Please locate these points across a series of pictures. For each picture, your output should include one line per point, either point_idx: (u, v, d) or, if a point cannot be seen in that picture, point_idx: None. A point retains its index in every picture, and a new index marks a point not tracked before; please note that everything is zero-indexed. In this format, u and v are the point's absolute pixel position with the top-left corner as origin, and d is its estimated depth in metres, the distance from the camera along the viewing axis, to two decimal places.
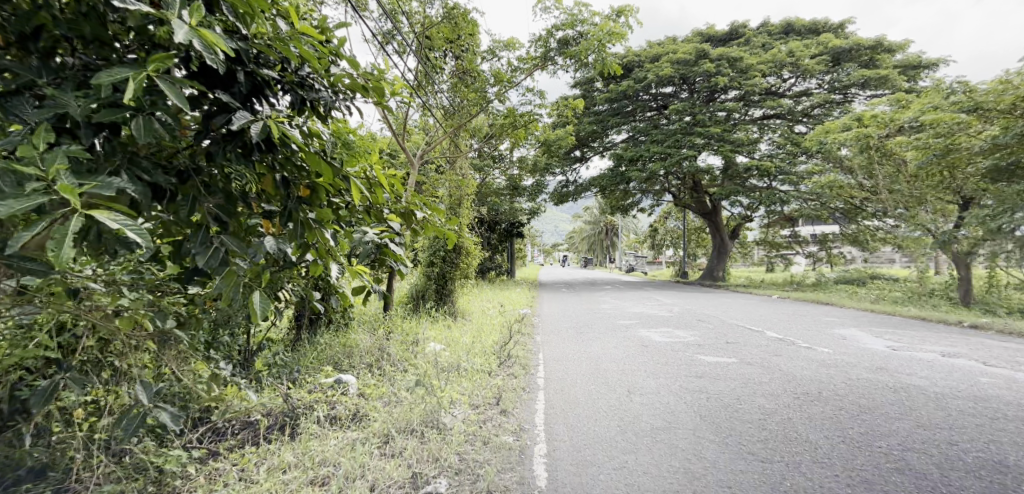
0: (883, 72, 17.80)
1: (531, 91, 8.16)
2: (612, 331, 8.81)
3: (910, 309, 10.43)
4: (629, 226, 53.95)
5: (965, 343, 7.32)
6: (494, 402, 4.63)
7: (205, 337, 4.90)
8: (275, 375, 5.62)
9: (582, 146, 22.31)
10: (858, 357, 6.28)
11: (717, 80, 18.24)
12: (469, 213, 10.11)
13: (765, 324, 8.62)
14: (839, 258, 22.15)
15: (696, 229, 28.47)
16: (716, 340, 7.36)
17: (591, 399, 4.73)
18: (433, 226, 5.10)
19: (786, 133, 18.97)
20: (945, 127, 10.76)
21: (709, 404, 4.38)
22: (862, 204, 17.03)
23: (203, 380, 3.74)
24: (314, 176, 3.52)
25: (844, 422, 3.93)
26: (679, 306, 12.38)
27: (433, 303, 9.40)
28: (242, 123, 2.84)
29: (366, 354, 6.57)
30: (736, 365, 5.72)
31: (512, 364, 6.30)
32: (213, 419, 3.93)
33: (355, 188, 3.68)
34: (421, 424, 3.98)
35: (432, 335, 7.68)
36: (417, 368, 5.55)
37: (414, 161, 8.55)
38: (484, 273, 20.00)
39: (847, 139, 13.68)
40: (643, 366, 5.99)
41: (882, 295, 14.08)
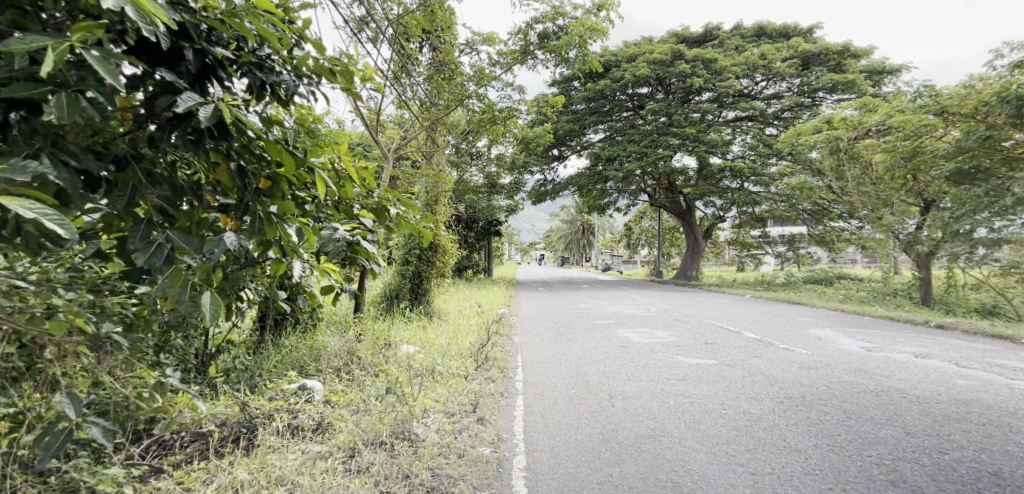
0: (850, 76, 17.97)
1: (511, 86, 7.91)
2: (590, 332, 8.64)
3: (880, 309, 10.49)
4: (603, 225, 54.07)
5: (935, 344, 7.20)
6: (471, 409, 4.40)
7: (154, 341, 4.64)
8: (234, 382, 5.36)
9: (559, 144, 22.17)
10: (836, 359, 6.02)
11: (693, 80, 18.25)
12: (447, 211, 9.84)
13: (742, 324, 8.53)
14: (807, 258, 22.41)
15: (670, 228, 28.60)
16: (695, 341, 7.24)
17: (572, 404, 4.53)
18: (406, 223, 4.88)
19: (758, 135, 19.04)
20: (911, 130, 10.57)
21: (694, 409, 4.21)
22: (831, 206, 17.21)
23: (146, 391, 3.54)
24: (274, 166, 3.30)
25: (834, 428, 3.78)
26: (656, 306, 12.28)
27: (407, 303, 9.10)
28: (189, 106, 2.61)
29: (334, 357, 6.30)
30: (718, 367, 5.58)
31: (489, 367, 6.07)
32: (156, 432, 3.65)
33: (320, 181, 3.46)
34: (390, 436, 3.73)
35: (406, 337, 7.42)
36: (389, 373, 5.29)
37: (388, 156, 8.27)
38: (460, 271, 19.76)
39: (817, 142, 13.61)
40: (623, 368, 5.82)
41: (849, 294, 14.21)
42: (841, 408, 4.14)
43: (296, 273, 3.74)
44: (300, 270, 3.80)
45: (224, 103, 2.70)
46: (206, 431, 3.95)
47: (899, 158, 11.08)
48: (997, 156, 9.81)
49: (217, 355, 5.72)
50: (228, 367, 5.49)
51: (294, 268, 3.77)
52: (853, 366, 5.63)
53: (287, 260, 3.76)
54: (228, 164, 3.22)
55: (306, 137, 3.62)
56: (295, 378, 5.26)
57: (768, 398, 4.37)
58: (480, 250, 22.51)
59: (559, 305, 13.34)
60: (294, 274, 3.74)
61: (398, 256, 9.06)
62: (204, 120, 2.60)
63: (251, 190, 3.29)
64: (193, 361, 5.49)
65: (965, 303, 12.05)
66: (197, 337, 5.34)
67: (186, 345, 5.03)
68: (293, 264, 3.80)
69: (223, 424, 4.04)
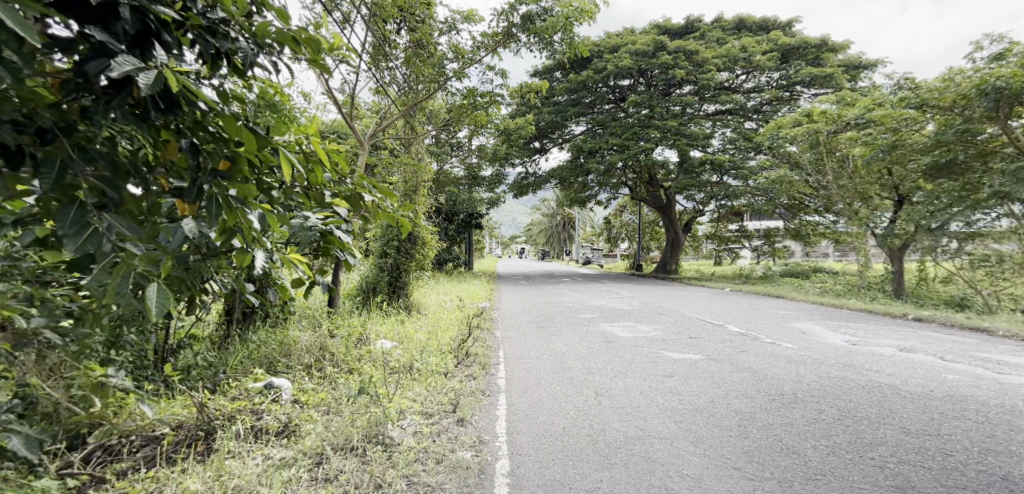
0: (828, 70, 17.93)
1: (493, 70, 7.63)
2: (573, 326, 8.45)
3: (860, 302, 10.43)
4: (584, 219, 54.03)
5: (916, 337, 6.63)
6: (451, 409, 4.13)
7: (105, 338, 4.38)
8: (196, 380, 5.11)
9: (542, 137, 21.93)
10: (825, 352, 5.49)
11: (675, 73, 18.07)
12: (426, 201, 9.50)
13: (726, 317, 8.33)
14: (783, 251, 22.48)
15: (650, 222, 28.58)
16: (679, 335, 7.04)
17: (557, 403, 4.29)
18: (383, 211, 4.64)
19: (737, 128, 18.90)
20: (891, 123, 10.42)
21: (685, 406, 4.01)
22: (809, 200, 17.21)
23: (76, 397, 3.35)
24: (233, 145, 3.09)
25: (831, 427, 3.59)
26: (638, 299, 12.14)
27: (385, 297, 8.75)
28: (126, 70, 2.43)
29: (306, 352, 6.00)
30: (706, 361, 5.38)
31: (470, 364, 5.80)
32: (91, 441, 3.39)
33: (285, 162, 3.21)
34: (362, 440, 3.46)
35: (383, 332, 7.14)
36: (363, 371, 5.01)
37: (365, 143, 7.94)
38: (440, 264, 19.48)
39: (797, 135, 13.29)
40: (607, 364, 5.58)
41: (826, 287, 14.18)
42: (837, 405, 3.96)
43: (257, 264, 3.54)
44: (261, 260, 3.63)
45: (168, 70, 2.52)
46: (158, 434, 3.75)
47: (878, 150, 10.69)
48: (972, 149, 9.72)
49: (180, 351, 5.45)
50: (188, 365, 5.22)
51: (256, 257, 3.58)
52: (843, 353, 5.46)
53: (249, 250, 3.56)
54: (178, 141, 2.99)
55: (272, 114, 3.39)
56: (263, 375, 5.02)
57: (759, 394, 4.18)
58: (461, 244, 22.21)
59: (541, 298, 13.12)
60: (255, 264, 3.55)
61: (375, 248, 8.73)
62: (145, 88, 2.43)
63: (207, 172, 3.07)
64: (153, 358, 5.23)
65: (937, 297, 11.81)
66: (155, 332, 5.07)
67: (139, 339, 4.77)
68: (256, 253, 3.62)
69: (179, 425, 3.88)
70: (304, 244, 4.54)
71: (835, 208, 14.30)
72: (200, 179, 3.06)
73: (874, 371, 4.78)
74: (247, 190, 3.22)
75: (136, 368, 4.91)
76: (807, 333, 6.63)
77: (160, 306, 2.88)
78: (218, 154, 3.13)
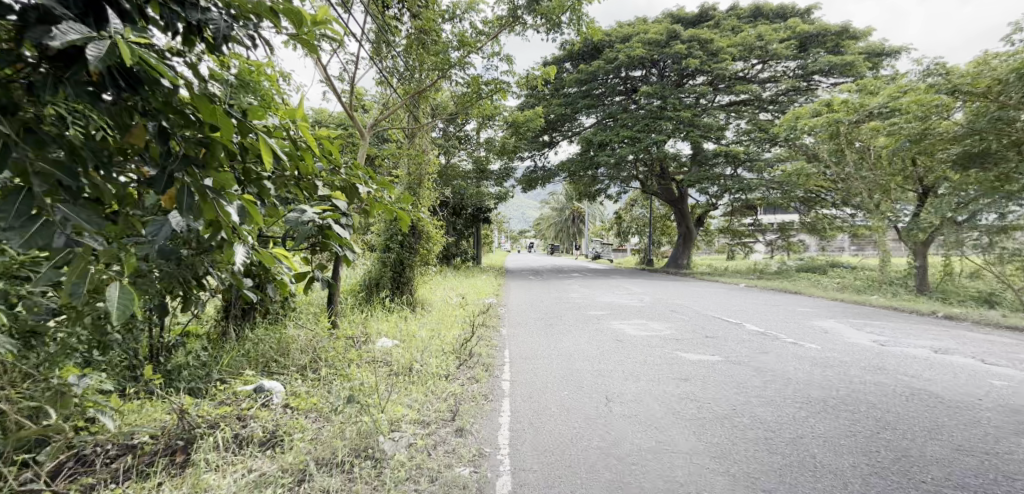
0: (849, 58, 17.36)
1: (498, 56, 7.31)
2: (582, 323, 8.13)
3: (882, 298, 10.02)
4: (594, 213, 53.60)
5: (949, 336, 6.25)
6: (450, 417, 3.84)
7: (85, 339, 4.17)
8: (187, 381, 4.92)
9: (551, 130, 21.58)
10: (853, 353, 5.15)
11: (688, 62, 17.64)
12: (431, 195, 9.19)
13: (743, 315, 7.97)
14: (798, 246, 21.99)
15: (662, 216, 28.13)
16: (694, 334, 6.71)
17: (564, 409, 3.99)
18: (379, 203, 4.35)
19: (752, 119, 18.43)
20: (920, 110, 9.98)
21: (705, 414, 3.69)
22: (827, 193, 16.75)
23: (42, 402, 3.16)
24: (208, 130, 2.85)
25: (871, 442, 3.26)
26: (649, 296, 11.81)
27: (388, 293, 8.46)
28: (72, 39, 2.17)
29: (302, 352, 5.74)
30: (724, 363, 5.04)
31: (474, 365, 5.50)
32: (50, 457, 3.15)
33: (266, 149, 2.94)
34: (349, 454, 3.20)
35: (385, 330, 6.86)
36: (358, 373, 4.73)
37: (366, 133, 7.63)
38: (448, 259, 19.23)
39: (816, 126, 12.81)
40: (618, 366, 5.26)
41: (844, 281, 13.75)
42: (874, 415, 3.62)
43: (236, 262, 3.28)
44: (242, 257, 3.38)
45: (123, 40, 2.24)
46: (135, 442, 3.52)
47: (905, 140, 10.25)
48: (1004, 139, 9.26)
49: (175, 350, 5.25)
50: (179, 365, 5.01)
51: (236, 255, 3.31)
52: (873, 355, 5.10)
53: (230, 247, 3.30)
54: (144, 124, 2.76)
55: (255, 96, 3.13)
56: (255, 376, 4.80)
57: (785, 402, 3.85)
58: (469, 238, 21.92)
59: (550, 294, 12.79)
60: (235, 263, 3.29)
61: (378, 242, 8.42)
62: (94, 60, 2.15)
63: (180, 159, 2.82)
64: (146, 356, 5.05)
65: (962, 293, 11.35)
66: (146, 329, 4.88)
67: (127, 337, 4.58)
68: (236, 250, 3.36)
69: (160, 434, 3.67)
70: (300, 239, 4.31)
71: (855, 201, 13.84)
72: (169, 167, 2.82)
73: (909, 376, 4.43)
74: (225, 179, 2.97)
75: (126, 367, 4.73)
76: (831, 332, 6.26)
77: (122, 310, 2.68)
78: (192, 139, 2.88)
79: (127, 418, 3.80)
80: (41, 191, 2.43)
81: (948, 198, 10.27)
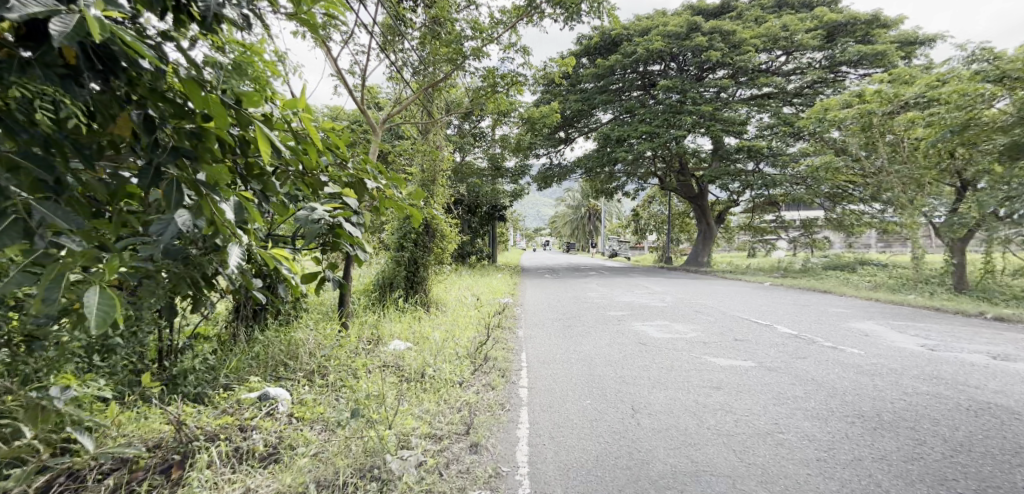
0: (880, 47, 16.74)
1: (513, 47, 7.01)
2: (602, 325, 7.83)
3: (920, 298, 9.56)
4: (611, 210, 53.08)
5: (1003, 340, 5.83)
6: (464, 431, 3.60)
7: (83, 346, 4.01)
8: (193, 385, 4.75)
9: (566, 126, 21.25)
10: (900, 359, 4.79)
11: (709, 55, 17.20)
12: (446, 192, 8.91)
13: (772, 316, 7.61)
14: (824, 243, 21.39)
15: (681, 213, 27.66)
16: (722, 337, 6.37)
17: (587, 422, 3.74)
18: (388, 200, 4.09)
19: (776, 113, 17.92)
20: (965, 99, 9.45)
21: (744, 429, 3.41)
22: (855, 188, 16.20)
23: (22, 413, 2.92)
24: (200, 118, 2.63)
25: (943, 468, 2.93)
26: (671, 295, 11.45)
27: (402, 292, 8.23)
28: (35, 12, 2.06)
29: (312, 355, 5.52)
30: (759, 369, 4.72)
31: (490, 370, 5.23)
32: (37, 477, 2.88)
33: (262, 137, 2.73)
34: (353, 475, 3.01)
35: (399, 332, 6.61)
36: (369, 380, 4.50)
37: (379, 127, 7.39)
38: (463, 257, 18.99)
39: (846, 118, 12.33)
40: (642, 372, 4.97)
41: (876, 280, 13.24)
42: (942, 435, 3.28)
43: (231, 266, 2.93)
44: (240, 257, 3.06)
45: (93, 14, 2.14)
46: (129, 457, 3.33)
47: (946, 132, 9.76)
48: None
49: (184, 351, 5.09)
50: (188, 368, 4.83)
51: (231, 257, 2.98)
52: (924, 361, 4.73)
53: (228, 248, 2.99)
54: (128, 114, 2.52)
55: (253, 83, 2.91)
56: (262, 382, 4.62)
57: (834, 416, 3.53)
58: (485, 236, 21.72)
59: (567, 293, 12.50)
60: (231, 265, 2.94)
61: (391, 241, 8.16)
62: (58, 35, 2.07)
63: (169, 151, 2.58)
64: (156, 357, 4.91)
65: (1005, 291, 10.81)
66: (153, 331, 4.73)
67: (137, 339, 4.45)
68: (232, 249, 3.04)
69: (155, 447, 3.50)
70: (310, 238, 4.13)
71: (885, 196, 13.33)
72: (157, 159, 2.57)
73: (972, 387, 4.06)
74: (219, 173, 2.74)
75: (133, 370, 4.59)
76: (872, 335, 5.88)
77: (100, 316, 2.43)
78: (183, 129, 2.66)
79: (126, 427, 3.62)
80: (15, 186, 2.30)
81: (988, 192, 9.81)
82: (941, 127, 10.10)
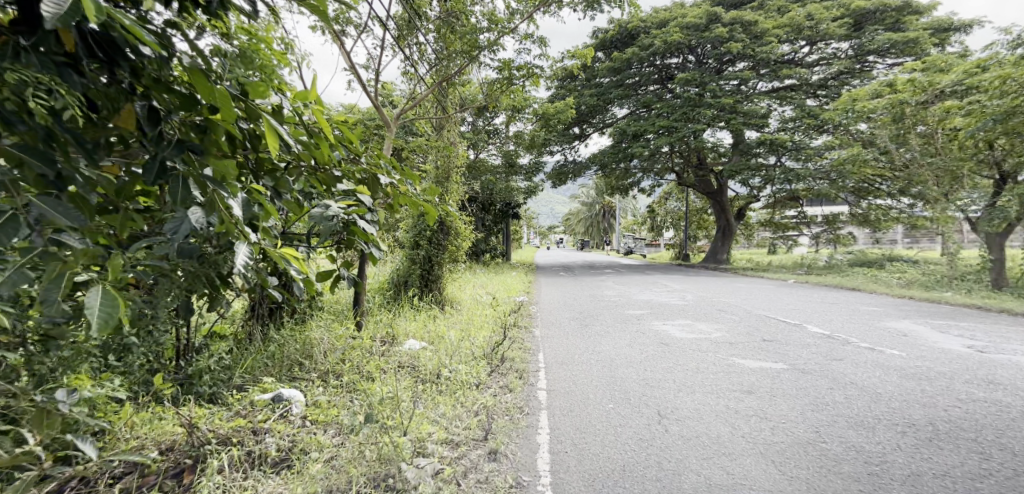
0: (912, 35, 16.27)
1: (531, 38, 6.83)
2: (621, 324, 7.63)
3: (956, 295, 9.20)
4: (627, 207, 52.68)
5: None
6: (482, 437, 3.46)
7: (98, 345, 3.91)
8: (208, 384, 4.63)
9: (581, 122, 21.00)
10: (948, 362, 4.52)
11: (730, 46, 16.85)
12: (460, 188, 8.75)
13: (800, 315, 7.37)
14: (848, 239, 20.93)
15: (699, 209, 27.29)
16: (748, 337, 6.14)
17: (611, 428, 3.59)
18: (403, 195, 3.95)
19: (800, 105, 17.50)
20: (1010, 86, 9.10)
21: (782, 437, 3.22)
22: (884, 181, 15.75)
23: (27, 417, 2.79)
24: (206, 110, 2.49)
25: (1013, 486, 2.70)
26: (692, 293, 11.18)
27: (416, 291, 8.09)
28: None
29: (326, 355, 5.41)
30: (791, 372, 4.51)
31: (506, 371, 5.06)
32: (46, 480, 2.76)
33: (270, 129, 2.60)
34: (367, 484, 2.88)
35: (414, 332, 6.48)
36: (386, 381, 4.36)
37: (393, 123, 7.26)
38: (477, 255, 18.83)
39: (876, 108, 11.93)
40: (667, 374, 4.78)
41: (906, 277, 12.84)
42: (1007, 448, 3.04)
43: (238, 266, 2.75)
44: (249, 255, 2.86)
45: None
46: (141, 462, 3.19)
47: (989, 120, 9.39)
48: None
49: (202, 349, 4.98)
50: (204, 368, 4.71)
51: (238, 256, 2.78)
52: (974, 364, 4.46)
53: (235, 248, 2.81)
54: (131, 106, 2.40)
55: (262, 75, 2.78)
56: (277, 383, 4.50)
57: (883, 425, 3.31)
58: (499, 234, 21.55)
59: (583, 291, 12.31)
60: (238, 265, 2.75)
61: (406, 239, 8.04)
62: (52, 17, 1.93)
63: (173, 145, 2.45)
64: (173, 357, 4.80)
65: None
66: (171, 330, 4.61)
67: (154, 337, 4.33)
68: (239, 248, 2.83)
69: (168, 451, 3.38)
70: (325, 236, 4.04)
71: (916, 189, 12.91)
72: (161, 153, 2.43)
73: None
74: (225, 169, 2.60)
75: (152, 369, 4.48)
76: (910, 336, 5.62)
77: (104, 318, 2.29)
78: (189, 122, 2.54)
79: (137, 429, 3.49)
80: (26, 182, 2.22)
81: None
82: (984, 116, 9.73)
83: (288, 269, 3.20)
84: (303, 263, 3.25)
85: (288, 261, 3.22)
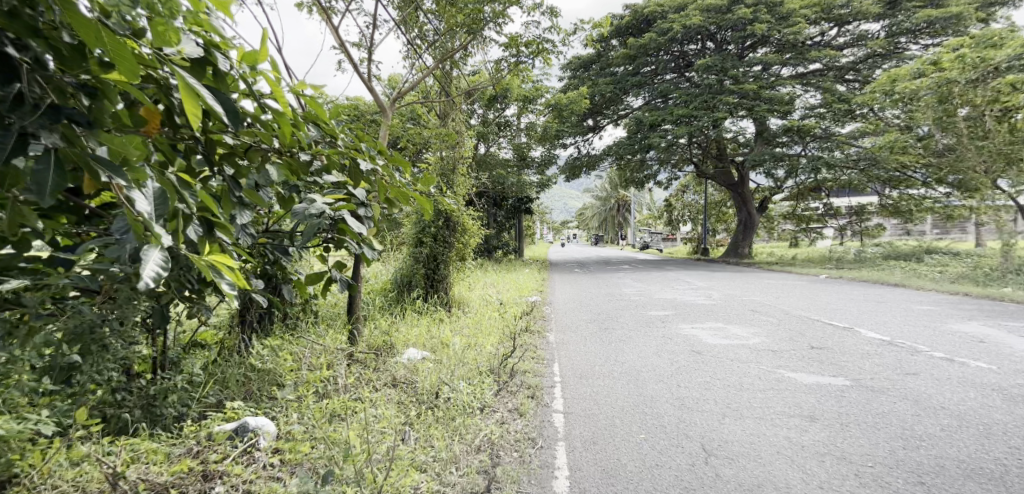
0: (953, 11, 15.31)
1: (541, 8, 6.09)
2: (645, 327, 6.88)
3: (1016, 291, 8.40)
4: (641, 202, 51.81)
5: None
6: (486, 487, 2.78)
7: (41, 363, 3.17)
8: (175, 405, 3.80)
9: (595, 113, 20.22)
10: None
11: (754, 27, 15.94)
12: (467, 181, 8.02)
13: (848, 316, 6.60)
14: (878, 231, 19.96)
15: (717, 202, 26.45)
16: (794, 344, 5.36)
17: (646, 470, 2.88)
18: (392, 186, 3.22)
19: (828, 90, 16.61)
20: None
21: (875, 492, 2.53)
22: (920, 169, 14.82)
23: None
24: (96, 66, 1.84)
25: None
26: (717, 291, 10.41)
27: (420, 293, 7.42)
28: None
29: (311, 369, 4.73)
30: (859, 391, 3.78)
31: (517, 390, 4.34)
32: None
33: (187, 90, 1.90)
34: None
35: (415, 340, 5.79)
36: (373, 406, 3.69)
37: (389, 106, 6.52)
38: (487, 251, 18.12)
39: (922, 87, 11.04)
40: (705, 393, 4.03)
41: (949, 271, 11.95)
42: None
43: (142, 278, 1.96)
44: (163, 263, 2.08)
45: None
46: None
47: None
48: None
49: (180, 360, 4.18)
50: (170, 386, 3.86)
51: (144, 264, 2.01)
52: None
53: (142, 255, 2.04)
54: None
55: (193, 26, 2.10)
56: (245, 409, 3.78)
57: (1012, 476, 2.59)
58: (511, 230, 20.84)
59: (601, 290, 11.57)
60: (142, 278, 1.96)
61: (409, 236, 7.36)
62: None
63: (40, 112, 1.76)
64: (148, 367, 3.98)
65: None
66: (143, 340, 3.81)
67: (114, 350, 3.28)
68: (148, 254, 2.04)
69: None
70: (308, 234, 3.41)
71: (961, 176, 12.02)
72: (21, 123, 1.74)
73: None
74: (125, 148, 1.91)
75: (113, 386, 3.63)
76: (989, 342, 4.86)
77: None
78: (72, 82, 1.86)
79: (53, 477, 2.77)
80: None
81: None
82: None
83: (221, 281, 2.31)
84: (238, 274, 2.37)
85: (218, 271, 2.36)
